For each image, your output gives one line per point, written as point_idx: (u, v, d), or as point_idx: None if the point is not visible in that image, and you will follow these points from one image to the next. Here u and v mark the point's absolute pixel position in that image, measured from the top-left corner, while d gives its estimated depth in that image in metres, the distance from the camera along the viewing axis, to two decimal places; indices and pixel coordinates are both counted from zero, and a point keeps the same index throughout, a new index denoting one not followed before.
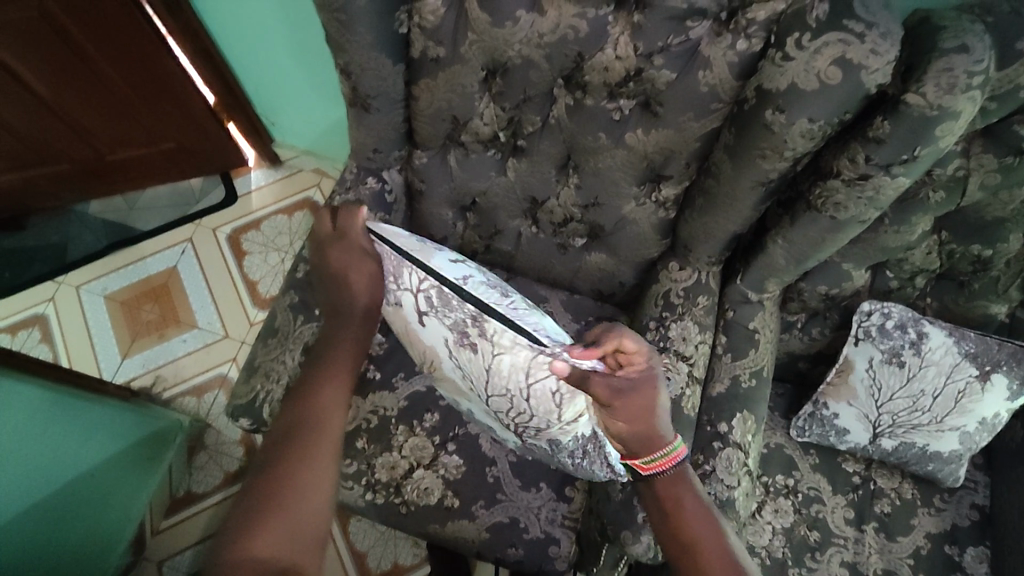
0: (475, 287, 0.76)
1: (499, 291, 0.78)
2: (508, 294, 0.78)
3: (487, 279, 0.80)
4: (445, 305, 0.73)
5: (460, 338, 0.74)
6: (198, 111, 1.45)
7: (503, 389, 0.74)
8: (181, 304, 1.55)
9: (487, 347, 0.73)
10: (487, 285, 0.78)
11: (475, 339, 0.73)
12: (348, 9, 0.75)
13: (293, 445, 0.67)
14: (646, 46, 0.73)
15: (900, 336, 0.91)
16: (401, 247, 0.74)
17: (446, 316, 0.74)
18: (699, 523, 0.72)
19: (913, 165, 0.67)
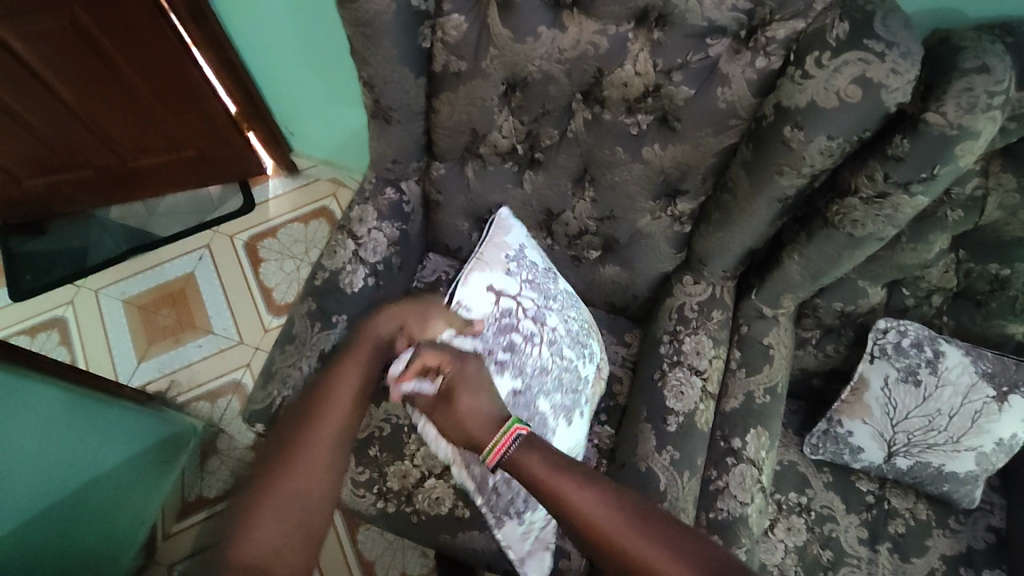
0: (557, 312, 0.93)
1: (577, 343, 0.94)
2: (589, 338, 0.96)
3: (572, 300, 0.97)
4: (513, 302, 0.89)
5: (507, 342, 0.87)
6: (219, 119, 1.47)
7: None
8: (197, 309, 1.57)
9: (533, 362, 0.88)
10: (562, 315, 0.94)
11: (514, 344, 0.87)
12: (373, 22, 0.77)
13: (285, 470, 0.68)
14: (665, 63, 0.74)
15: (916, 354, 0.90)
16: (525, 234, 0.98)
17: None
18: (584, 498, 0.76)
19: (932, 184, 0.68)
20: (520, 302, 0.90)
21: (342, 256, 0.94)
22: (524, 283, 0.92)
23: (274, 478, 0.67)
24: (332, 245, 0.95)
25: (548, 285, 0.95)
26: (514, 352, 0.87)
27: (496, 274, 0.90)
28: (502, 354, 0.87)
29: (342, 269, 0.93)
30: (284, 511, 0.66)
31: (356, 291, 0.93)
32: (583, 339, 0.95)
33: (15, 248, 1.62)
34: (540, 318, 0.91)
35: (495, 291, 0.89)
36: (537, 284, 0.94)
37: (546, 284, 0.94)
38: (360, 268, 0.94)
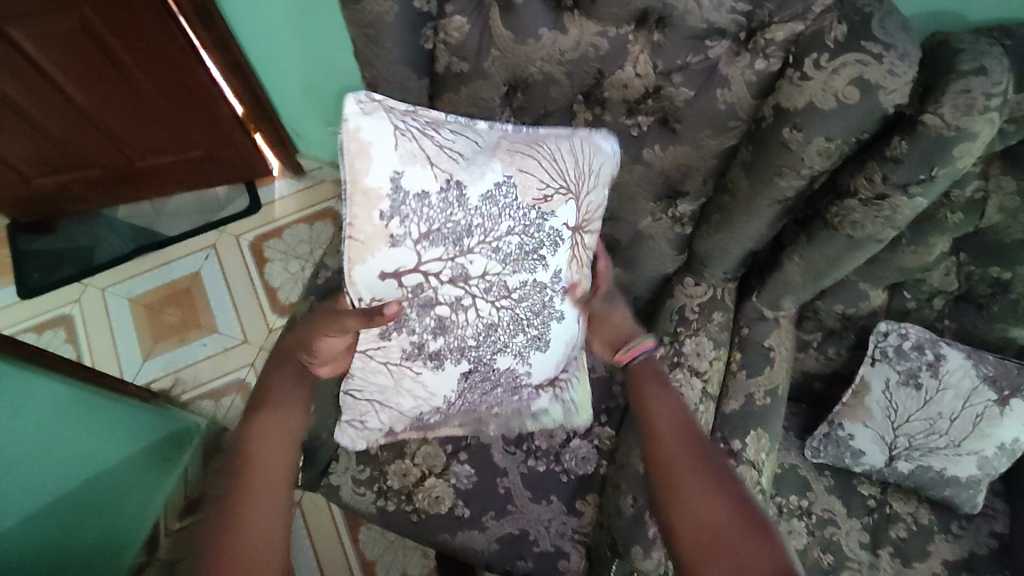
0: (482, 209, 0.71)
1: (522, 260, 0.74)
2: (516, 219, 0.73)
3: (497, 201, 0.71)
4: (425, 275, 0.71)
5: (437, 330, 0.76)
6: (226, 120, 1.48)
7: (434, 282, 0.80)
8: (202, 309, 1.58)
9: (474, 335, 0.77)
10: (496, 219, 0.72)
11: (444, 320, 0.75)
12: (376, 24, 0.78)
13: (249, 479, 0.71)
14: (665, 65, 0.75)
15: (918, 358, 0.90)
16: (398, 145, 0.67)
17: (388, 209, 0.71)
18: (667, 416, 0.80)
19: (930, 186, 0.68)
20: (435, 267, 0.71)
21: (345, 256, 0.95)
22: (431, 242, 0.70)
23: (247, 486, 0.70)
24: (335, 245, 0.96)
25: (468, 208, 0.70)
26: (455, 343, 0.77)
27: (401, 251, 0.69)
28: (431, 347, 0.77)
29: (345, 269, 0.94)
30: (259, 515, 0.68)
31: None
32: (531, 231, 0.74)
33: (24, 246, 1.64)
34: (456, 266, 0.72)
35: (397, 272, 0.70)
36: (443, 230, 0.70)
37: (456, 219, 0.70)
38: None
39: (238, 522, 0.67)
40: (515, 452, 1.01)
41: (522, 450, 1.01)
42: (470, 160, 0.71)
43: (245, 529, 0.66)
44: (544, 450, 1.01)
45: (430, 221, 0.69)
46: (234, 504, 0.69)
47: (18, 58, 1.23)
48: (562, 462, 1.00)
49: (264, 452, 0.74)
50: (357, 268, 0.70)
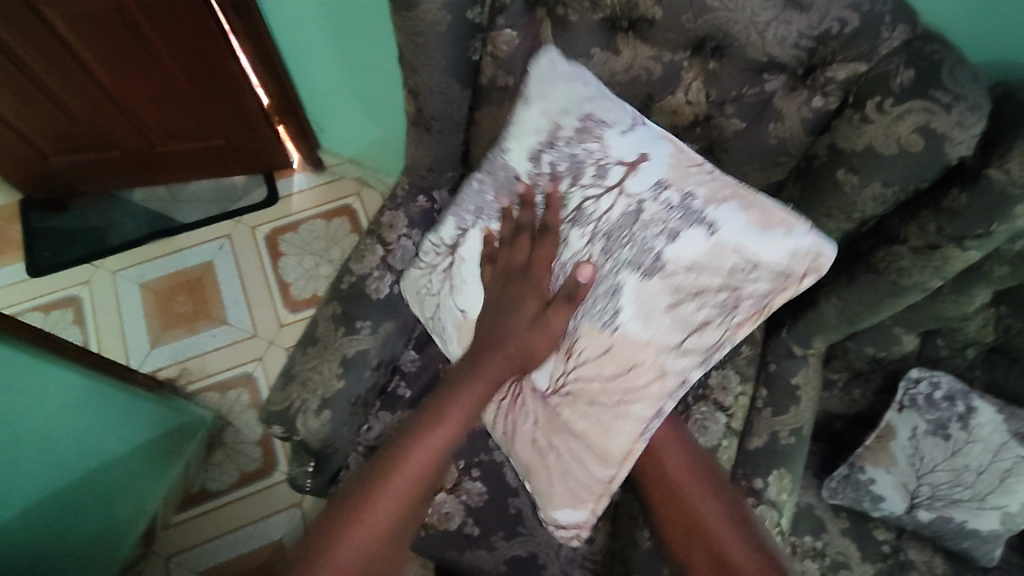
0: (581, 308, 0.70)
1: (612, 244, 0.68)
2: (619, 275, 0.67)
3: (710, 254, 0.65)
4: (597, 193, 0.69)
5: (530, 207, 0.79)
6: (252, 110, 1.46)
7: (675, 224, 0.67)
8: (214, 299, 1.56)
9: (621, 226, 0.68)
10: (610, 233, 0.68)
11: (552, 168, 0.73)
12: (425, 34, 0.76)
13: (379, 488, 0.70)
14: (718, 94, 0.74)
15: (948, 408, 0.89)
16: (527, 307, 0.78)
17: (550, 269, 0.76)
18: (677, 458, 0.80)
19: (988, 241, 0.65)
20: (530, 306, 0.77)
21: (371, 261, 0.96)
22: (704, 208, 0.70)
23: (362, 505, 0.69)
24: (362, 250, 0.97)
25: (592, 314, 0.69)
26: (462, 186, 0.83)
27: (469, 235, 0.79)
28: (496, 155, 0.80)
29: (370, 275, 0.94)
30: (367, 534, 0.68)
31: (381, 298, 0.93)
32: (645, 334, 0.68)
33: (36, 224, 1.62)
34: (630, 198, 0.68)
35: (628, 165, 0.69)
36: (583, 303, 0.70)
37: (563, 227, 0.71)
38: (387, 274, 0.94)
39: (341, 538, 0.68)
40: None
41: None
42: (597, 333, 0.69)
43: (341, 547, 0.67)
44: None
45: (609, 216, 0.69)
46: (349, 515, 0.69)
47: (46, 35, 1.21)
48: None
49: (418, 458, 0.71)
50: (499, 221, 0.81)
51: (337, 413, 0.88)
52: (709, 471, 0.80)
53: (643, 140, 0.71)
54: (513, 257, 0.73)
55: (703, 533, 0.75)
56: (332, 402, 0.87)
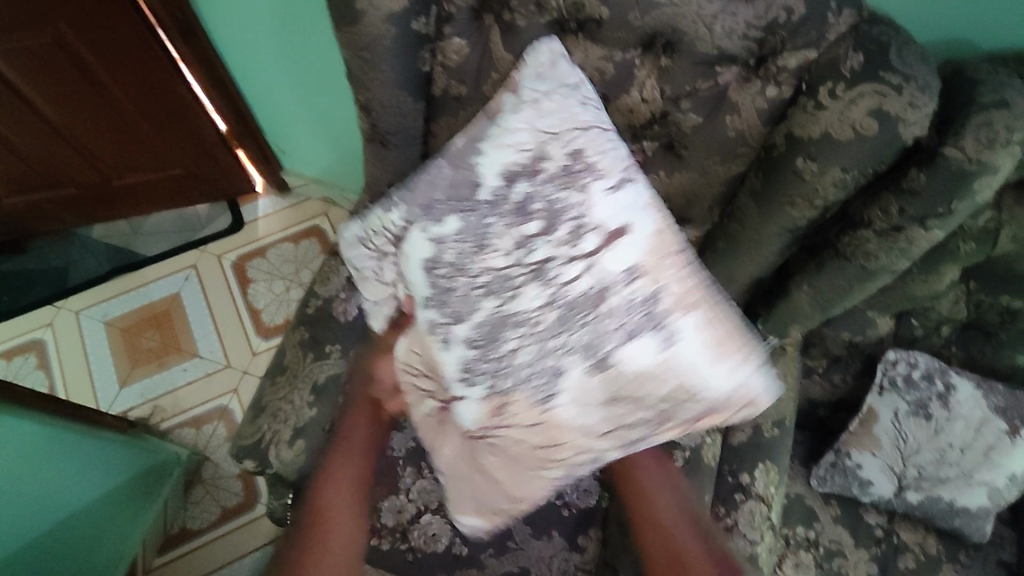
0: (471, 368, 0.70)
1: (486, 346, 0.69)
2: (566, 354, 0.66)
3: (657, 364, 0.64)
4: (502, 295, 0.67)
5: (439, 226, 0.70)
6: (209, 137, 1.43)
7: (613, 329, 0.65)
8: (183, 333, 1.52)
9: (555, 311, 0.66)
10: (487, 339, 0.68)
11: (523, 202, 0.67)
12: (370, 48, 0.74)
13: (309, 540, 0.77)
14: (673, 90, 0.73)
15: (927, 387, 0.88)
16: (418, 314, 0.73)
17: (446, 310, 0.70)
18: (668, 506, 0.81)
19: (949, 219, 0.65)
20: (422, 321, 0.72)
21: (336, 284, 0.93)
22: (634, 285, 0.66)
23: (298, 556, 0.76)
24: (326, 272, 0.95)
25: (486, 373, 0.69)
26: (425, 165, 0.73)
27: (414, 236, 0.70)
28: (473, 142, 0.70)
29: (336, 298, 0.92)
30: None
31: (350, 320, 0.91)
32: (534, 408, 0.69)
33: None
34: (598, 274, 0.65)
35: (608, 236, 0.65)
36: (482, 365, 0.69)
37: (455, 304, 0.69)
38: (354, 295, 0.92)
39: None
40: None
41: None
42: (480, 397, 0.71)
43: None
44: None
45: (576, 289, 0.65)
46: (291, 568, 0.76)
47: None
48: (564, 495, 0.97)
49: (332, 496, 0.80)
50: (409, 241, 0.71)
51: (312, 441, 0.85)
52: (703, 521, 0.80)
53: (632, 211, 0.66)
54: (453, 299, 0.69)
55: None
56: (305, 431, 0.85)
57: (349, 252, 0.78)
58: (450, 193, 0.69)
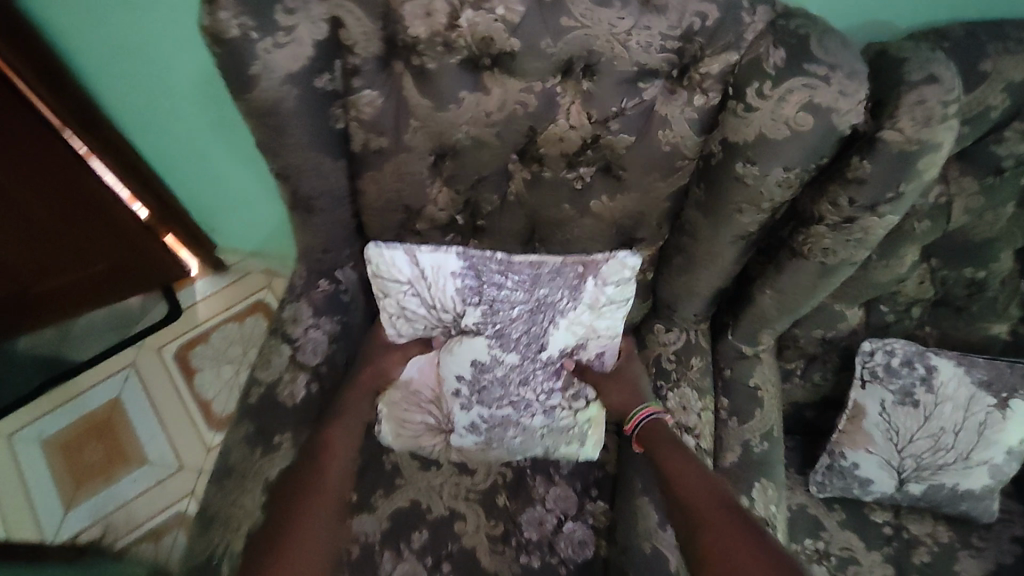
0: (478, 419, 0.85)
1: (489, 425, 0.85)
2: (535, 440, 0.86)
3: (582, 450, 0.87)
4: (518, 411, 0.84)
5: (528, 328, 0.81)
6: (131, 226, 1.35)
7: (561, 421, 0.85)
8: (128, 439, 1.41)
9: (536, 414, 0.84)
10: (492, 424, 0.85)
11: (556, 363, 0.84)
12: (274, 113, 0.68)
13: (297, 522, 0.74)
14: (600, 113, 0.70)
15: (909, 374, 0.85)
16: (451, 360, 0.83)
17: (475, 374, 0.83)
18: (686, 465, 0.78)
19: (900, 202, 0.63)
20: (450, 364, 0.83)
21: (278, 365, 0.88)
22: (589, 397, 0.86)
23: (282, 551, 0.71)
24: (266, 353, 0.89)
25: (482, 421, 0.85)
26: (493, 267, 0.81)
27: (479, 339, 0.82)
28: (541, 267, 0.80)
29: (279, 381, 0.86)
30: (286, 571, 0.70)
31: (299, 403, 0.85)
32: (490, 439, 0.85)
33: None
34: (572, 404, 0.85)
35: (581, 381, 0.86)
36: (489, 420, 0.84)
37: (488, 379, 0.82)
38: (300, 375, 0.87)
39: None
40: (503, 550, 0.91)
41: (511, 546, 0.91)
42: (467, 439, 0.87)
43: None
44: (536, 541, 0.91)
45: (562, 412, 0.85)
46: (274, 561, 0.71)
47: None
48: (558, 552, 0.90)
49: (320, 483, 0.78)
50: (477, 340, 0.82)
51: None
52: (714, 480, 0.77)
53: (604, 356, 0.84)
54: (492, 387, 0.82)
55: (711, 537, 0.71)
56: None
57: (381, 261, 0.81)
58: (527, 333, 0.81)
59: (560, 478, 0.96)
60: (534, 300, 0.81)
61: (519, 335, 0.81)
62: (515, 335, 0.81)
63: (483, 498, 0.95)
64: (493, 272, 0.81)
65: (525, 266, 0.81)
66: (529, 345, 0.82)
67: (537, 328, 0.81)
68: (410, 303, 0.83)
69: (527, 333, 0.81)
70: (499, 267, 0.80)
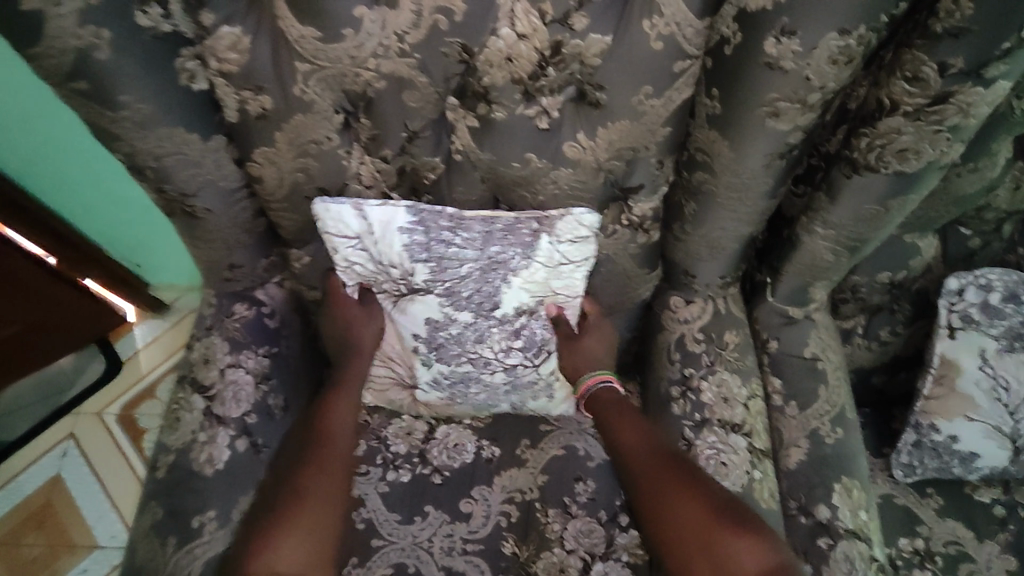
0: (440, 379, 0.70)
1: (448, 386, 0.70)
2: (502, 404, 0.72)
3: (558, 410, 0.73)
4: (477, 367, 0.69)
5: (476, 286, 0.64)
6: (35, 274, 1.09)
7: (528, 384, 0.70)
8: (73, 523, 1.18)
9: (495, 379, 0.69)
10: (450, 385, 0.70)
11: (514, 323, 0.67)
12: (86, 71, 0.47)
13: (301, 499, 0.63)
14: (557, 8, 0.49)
15: (1015, 311, 0.66)
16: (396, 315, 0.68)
17: (426, 330, 0.67)
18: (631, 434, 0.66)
19: (1018, 56, 0.42)
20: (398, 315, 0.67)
21: (190, 424, 0.66)
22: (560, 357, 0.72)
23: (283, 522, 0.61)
24: (173, 412, 0.67)
25: (444, 378, 0.70)
26: (443, 223, 0.62)
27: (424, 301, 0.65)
28: (495, 222, 0.62)
29: (193, 445, 0.65)
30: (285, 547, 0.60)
31: (221, 469, 0.65)
32: (454, 399, 0.72)
33: None
34: (539, 368, 0.70)
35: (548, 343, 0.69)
36: (447, 379, 0.70)
37: (444, 341, 0.67)
38: (220, 431, 0.66)
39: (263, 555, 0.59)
40: None
41: None
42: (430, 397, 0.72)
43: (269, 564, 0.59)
44: None
45: (528, 375, 0.69)
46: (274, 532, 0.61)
47: None
48: None
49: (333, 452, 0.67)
50: (421, 302, 0.65)
51: None
52: (663, 439, 0.65)
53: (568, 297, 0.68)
54: (445, 348, 0.67)
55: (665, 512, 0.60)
56: None
57: (325, 219, 0.62)
58: (478, 292, 0.64)
59: (578, 509, 0.75)
60: (485, 255, 0.63)
61: (468, 294, 0.64)
62: (464, 295, 0.64)
63: (485, 548, 0.74)
64: (442, 230, 0.62)
65: (481, 220, 0.62)
66: (480, 303, 0.65)
67: (494, 282, 0.64)
68: (355, 258, 0.65)
69: (482, 288, 0.64)
70: (449, 222, 0.62)
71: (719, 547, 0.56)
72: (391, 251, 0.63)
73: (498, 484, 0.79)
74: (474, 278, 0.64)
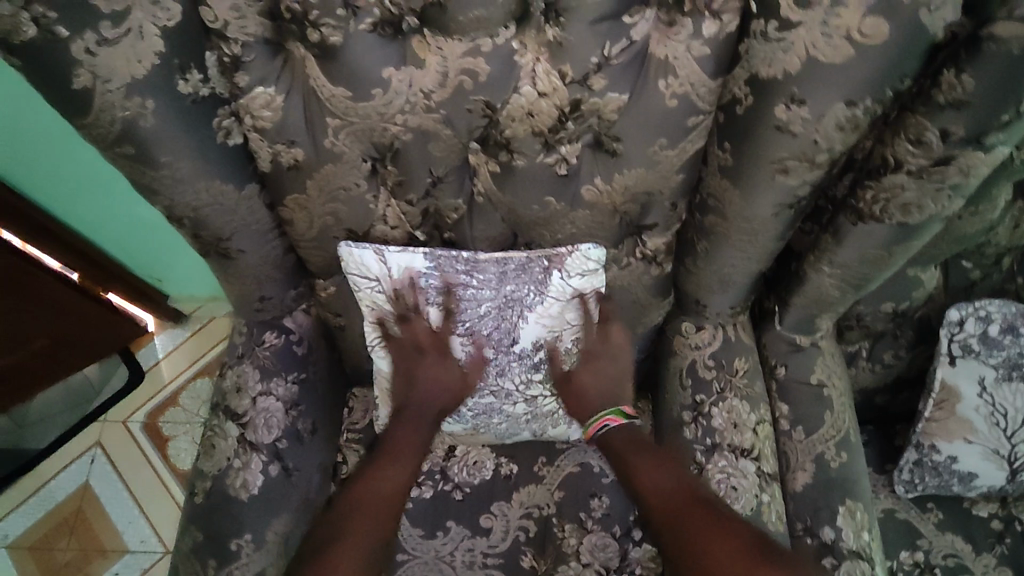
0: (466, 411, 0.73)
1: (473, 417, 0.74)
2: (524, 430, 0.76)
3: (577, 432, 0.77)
4: (499, 398, 0.72)
5: (497, 325, 0.68)
6: (60, 290, 1.10)
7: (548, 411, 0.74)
8: (102, 528, 1.22)
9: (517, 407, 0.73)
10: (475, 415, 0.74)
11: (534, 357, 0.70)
12: (132, 135, 0.50)
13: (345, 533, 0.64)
14: (577, 69, 0.51)
15: (1013, 342, 0.69)
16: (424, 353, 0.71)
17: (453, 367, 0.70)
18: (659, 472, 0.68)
19: (1017, 126, 0.45)
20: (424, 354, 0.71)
21: (224, 450, 0.70)
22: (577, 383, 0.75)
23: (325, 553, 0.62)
24: (207, 439, 0.71)
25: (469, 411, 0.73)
26: (459, 266, 0.66)
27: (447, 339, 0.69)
28: (508, 262, 0.66)
29: (229, 471, 0.68)
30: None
31: (257, 493, 0.68)
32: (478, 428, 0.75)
33: None
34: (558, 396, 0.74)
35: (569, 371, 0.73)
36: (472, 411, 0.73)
37: (468, 375, 0.70)
38: (254, 457, 0.69)
39: None
40: None
41: None
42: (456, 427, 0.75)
43: None
44: None
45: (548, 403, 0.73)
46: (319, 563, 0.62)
47: None
48: None
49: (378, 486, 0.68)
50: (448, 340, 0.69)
51: None
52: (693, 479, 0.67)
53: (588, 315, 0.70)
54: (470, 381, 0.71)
55: (702, 544, 0.61)
56: None
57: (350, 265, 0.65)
58: (497, 329, 0.68)
59: (593, 523, 0.79)
60: (502, 296, 0.66)
61: (490, 332, 0.68)
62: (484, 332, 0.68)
63: (505, 561, 0.78)
64: (460, 272, 0.66)
65: (494, 262, 0.66)
66: (502, 339, 0.68)
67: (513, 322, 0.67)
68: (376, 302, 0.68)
69: (501, 326, 0.68)
70: (465, 264, 0.66)
71: (757, 574, 0.57)
72: (411, 293, 0.67)
73: (516, 500, 0.82)
74: (493, 317, 0.67)
